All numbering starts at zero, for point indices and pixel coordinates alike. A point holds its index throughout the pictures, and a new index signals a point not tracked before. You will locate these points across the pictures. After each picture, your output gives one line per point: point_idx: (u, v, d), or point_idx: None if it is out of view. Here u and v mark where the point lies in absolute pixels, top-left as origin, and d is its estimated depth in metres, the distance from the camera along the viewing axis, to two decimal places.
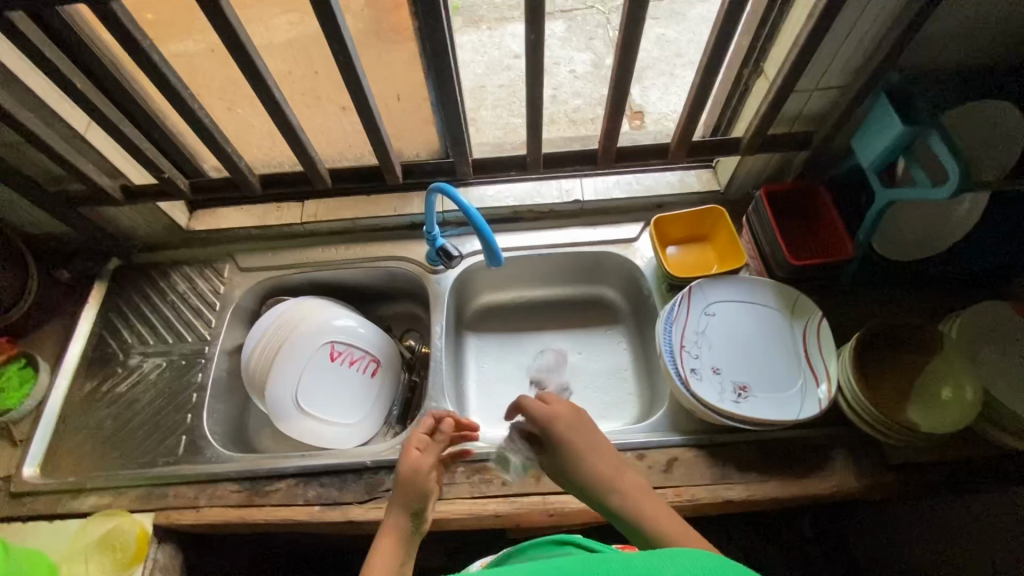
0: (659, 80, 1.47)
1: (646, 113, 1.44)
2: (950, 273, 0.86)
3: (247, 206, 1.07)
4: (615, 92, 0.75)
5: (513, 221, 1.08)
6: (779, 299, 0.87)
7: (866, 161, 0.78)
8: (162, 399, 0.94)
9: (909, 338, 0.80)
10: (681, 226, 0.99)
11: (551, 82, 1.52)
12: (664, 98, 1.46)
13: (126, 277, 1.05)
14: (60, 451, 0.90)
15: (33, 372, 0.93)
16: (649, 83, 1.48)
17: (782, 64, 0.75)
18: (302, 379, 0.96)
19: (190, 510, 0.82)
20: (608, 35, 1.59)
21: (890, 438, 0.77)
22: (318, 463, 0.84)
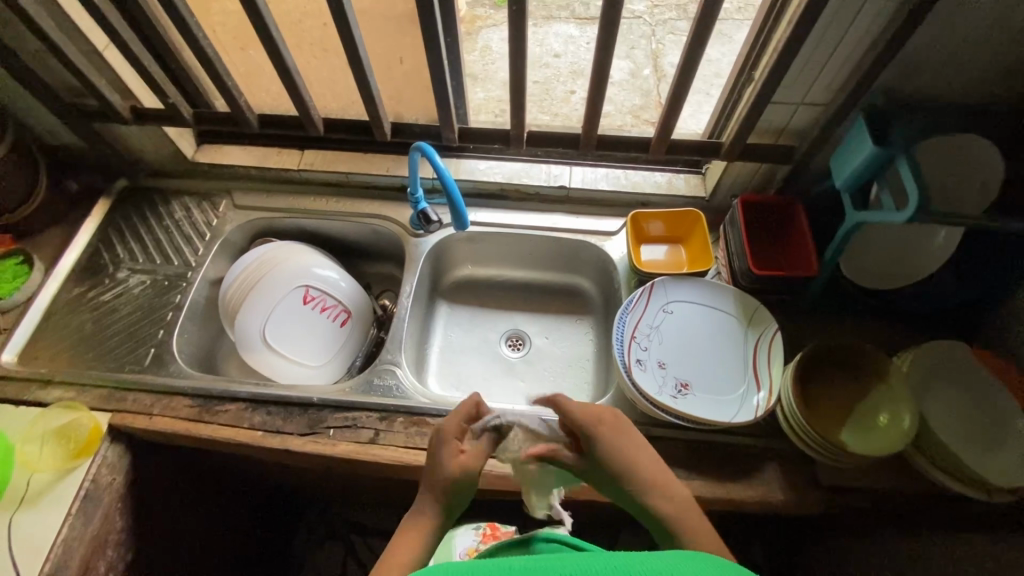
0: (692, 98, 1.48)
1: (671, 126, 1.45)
2: (916, 308, 0.85)
3: (250, 147, 1.12)
4: (599, 77, 0.77)
5: (501, 199, 1.10)
6: (737, 306, 0.88)
7: (841, 180, 0.79)
8: (139, 313, 0.99)
9: (858, 362, 0.80)
10: (657, 224, 0.99)
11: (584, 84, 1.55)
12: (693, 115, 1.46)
13: (130, 197, 1.12)
14: (39, 344, 0.96)
15: (28, 269, 1.00)
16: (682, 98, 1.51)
17: (765, 71, 0.77)
18: (272, 316, 1.00)
19: (143, 416, 0.87)
20: (649, 47, 1.61)
21: (820, 456, 0.77)
22: (268, 392, 0.88)
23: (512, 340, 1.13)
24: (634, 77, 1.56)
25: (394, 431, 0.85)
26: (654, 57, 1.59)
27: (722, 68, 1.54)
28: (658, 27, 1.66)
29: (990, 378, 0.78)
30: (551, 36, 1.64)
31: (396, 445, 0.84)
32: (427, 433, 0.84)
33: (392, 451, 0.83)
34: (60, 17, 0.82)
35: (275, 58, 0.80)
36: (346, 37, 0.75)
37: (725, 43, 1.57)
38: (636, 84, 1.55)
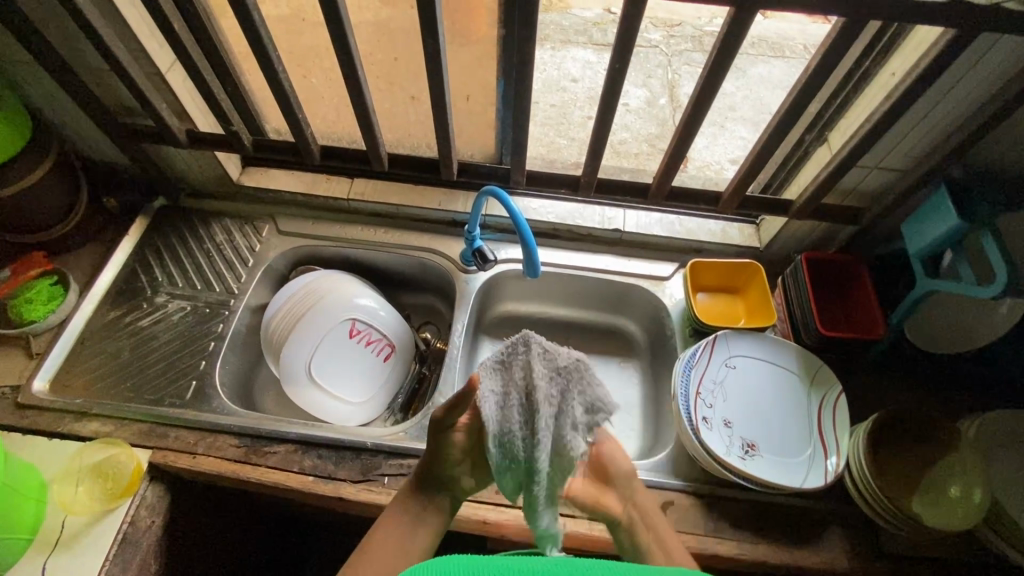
0: (709, 130, 1.45)
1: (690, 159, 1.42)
2: (975, 374, 0.86)
3: (299, 172, 1.10)
4: (683, 131, 0.77)
5: (551, 237, 1.09)
6: (801, 365, 0.87)
7: (914, 247, 0.79)
8: (179, 342, 0.95)
9: (926, 430, 0.80)
10: (716, 274, 0.99)
11: None
12: (711, 147, 1.43)
13: (168, 217, 1.08)
14: (72, 371, 0.91)
15: (63, 291, 0.95)
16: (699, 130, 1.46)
17: (849, 138, 0.77)
18: (318, 350, 0.97)
19: (187, 455, 0.83)
20: (666, 77, 1.61)
21: (886, 522, 0.76)
22: (319, 434, 0.85)
23: None
24: (651, 106, 1.55)
25: None
26: (671, 87, 1.59)
27: (736, 101, 1.52)
28: (674, 57, 1.67)
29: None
30: (570, 61, 1.64)
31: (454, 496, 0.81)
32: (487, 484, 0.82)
33: None
34: (130, 38, 0.79)
35: (356, 94, 0.78)
36: (435, 79, 0.74)
37: (740, 76, 1.57)
38: (653, 113, 1.55)
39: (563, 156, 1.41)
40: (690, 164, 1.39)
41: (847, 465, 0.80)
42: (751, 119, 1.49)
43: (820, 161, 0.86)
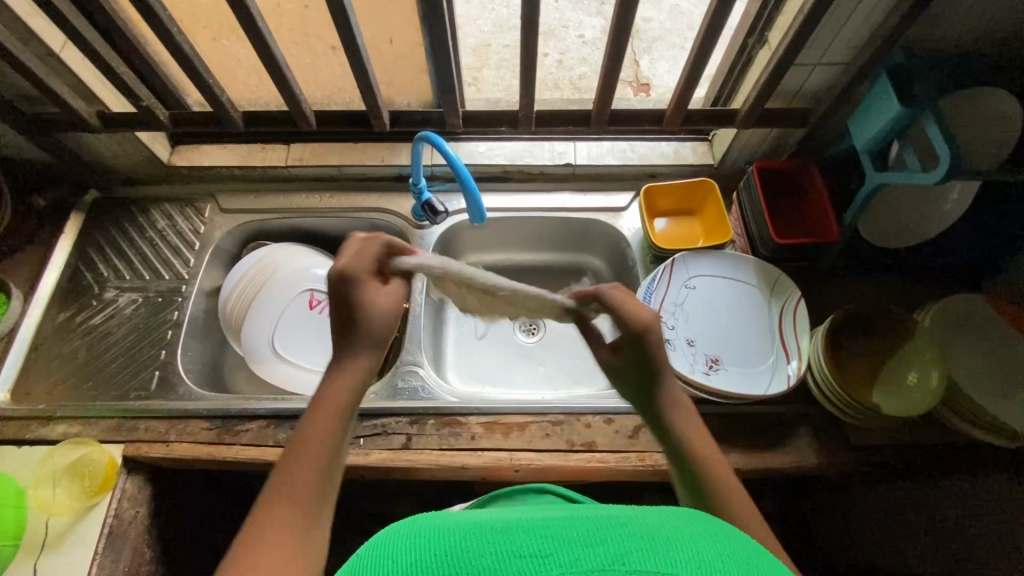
0: (669, 53, 1.40)
1: (653, 85, 1.37)
2: (934, 265, 0.86)
3: (232, 145, 1.04)
4: (613, 50, 0.73)
5: (502, 180, 1.06)
6: (760, 277, 0.88)
7: (861, 142, 0.77)
8: (136, 334, 0.93)
9: (883, 325, 0.81)
10: (671, 198, 0.97)
11: (559, 45, 1.46)
12: (672, 72, 1.39)
13: (105, 209, 1.03)
14: (32, 377, 0.90)
15: (5, 299, 0.92)
16: (658, 54, 1.40)
17: (786, 35, 0.74)
18: (278, 326, 0.95)
19: (160, 444, 0.83)
20: None
21: (848, 416, 0.79)
22: (290, 406, 0.85)
23: (527, 325, 1.10)
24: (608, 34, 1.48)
25: (426, 434, 0.83)
26: None
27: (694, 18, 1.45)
28: None
29: (1001, 321, 0.80)
30: None
31: (430, 448, 0.82)
32: (461, 432, 0.83)
33: (426, 454, 0.82)
34: (7, 16, 0.73)
35: (263, 52, 0.73)
36: (341, 23, 0.68)
37: None
38: None
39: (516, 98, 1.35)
40: (653, 91, 1.35)
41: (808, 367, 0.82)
42: None
43: (762, 64, 0.83)
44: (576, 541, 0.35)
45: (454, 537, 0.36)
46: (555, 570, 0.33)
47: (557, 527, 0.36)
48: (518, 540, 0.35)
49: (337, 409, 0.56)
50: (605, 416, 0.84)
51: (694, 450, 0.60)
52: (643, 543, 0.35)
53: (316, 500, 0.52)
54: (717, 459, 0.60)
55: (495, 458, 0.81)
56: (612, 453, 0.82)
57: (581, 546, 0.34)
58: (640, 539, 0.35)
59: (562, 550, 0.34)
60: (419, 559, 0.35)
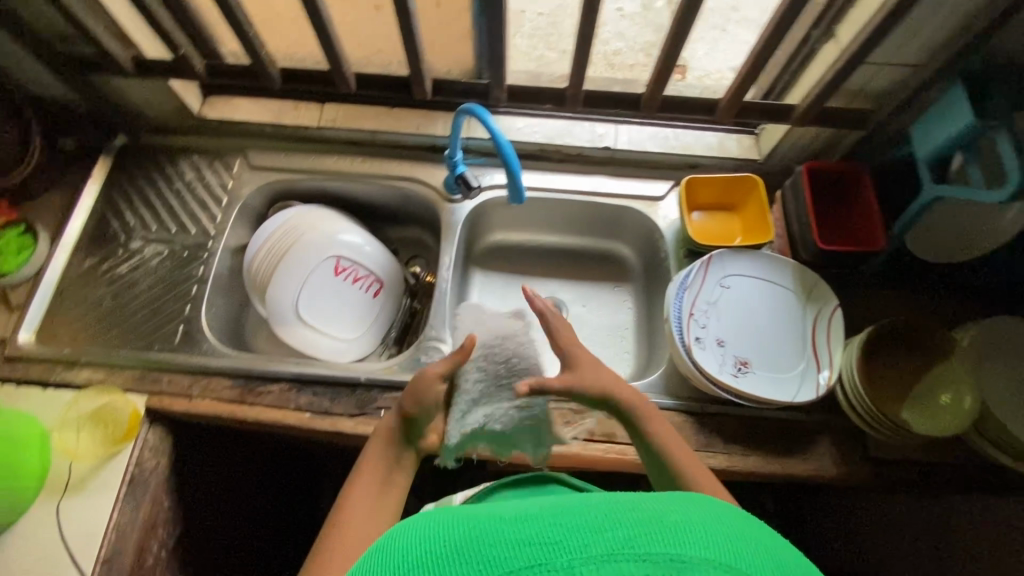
0: (709, 35, 1.34)
1: (689, 68, 1.31)
2: (978, 283, 0.84)
3: (264, 100, 1.02)
4: (676, 33, 0.69)
5: (538, 159, 1.02)
6: (797, 282, 0.86)
7: (924, 151, 0.74)
8: (162, 287, 0.93)
9: (922, 341, 0.79)
10: (712, 191, 0.94)
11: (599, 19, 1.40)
12: (711, 55, 1.33)
13: (132, 157, 1.02)
14: (57, 322, 0.90)
15: (32, 241, 0.91)
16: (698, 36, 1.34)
17: (860, 31, 0.70)
18: (304, 289, 0.95)
19: (183, 398, 0.83)
20: None
21: (874, 430, 0.78)
22: (313, 372, 0.85)
23: (549, 309, 1.09)
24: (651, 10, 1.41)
25: None
26: None
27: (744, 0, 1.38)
28: None
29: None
30: None
31: None
32: None
33: None
34: None
35: (310, 6, 0.70)
36: None
37: None
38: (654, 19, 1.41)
39: (552, 72, 1.30)
40: (691, 74, 1.30)
41: (839, 377, 0.81)
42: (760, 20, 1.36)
43: (828, 59, 0.79)
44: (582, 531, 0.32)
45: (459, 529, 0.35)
46: (564, 558, 0.31)
47: (567, 511, 0.34)
48: (524, 527, 0.33)
49: (386, 448, 0.69)
50: None
51: (635, 412, 0.71)
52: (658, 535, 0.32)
53: (377, 520, 0.64)
54: (657, 418, 0.72)
55: None
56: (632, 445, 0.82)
57: (591, 530, 0.32)
58: (652, 525, 0.32)
59: (571, 535, 0.32)
60: (427, 549, 0.34)
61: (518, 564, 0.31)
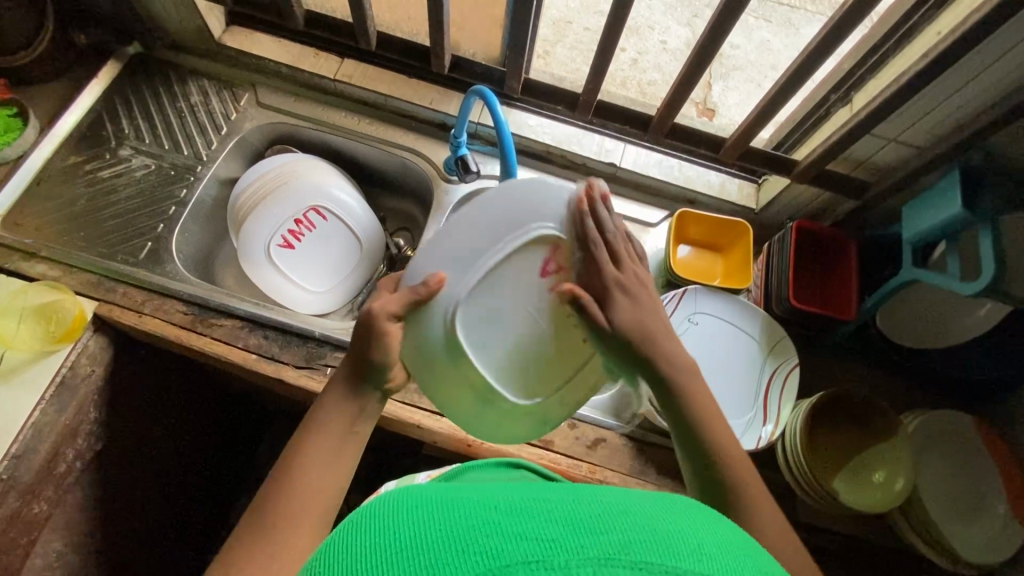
0: (743, 86, 1.28)
1: (717, 113, 1.26)
2: (944, 372, 0.83)
3: (286, 41, 1.00)
4: (694, 64, 0.72)
5: (543, 160, 1.01)
6: (763, 333, 0.86)
7: (909, 232, 0.75)
8: (141, 200, 0.92)
9: (870, 418, 0.79)
10: (705, 229, 0.94)
11: (638, 45, 1.34)
12: (741, 105, 1.27)
13: (144, 68, 1.01)
14: (28, 209, 0.89)
15: (21, 124, 0.90)
16: (732, 84, 1.29)
17: (873, 98, 0.71)
18: (486, 275, 0.52)
19: (132, 313, 0.82)
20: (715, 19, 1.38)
21: (807, 497, 0.78)
22: (270, 316, 0.84)
23: None
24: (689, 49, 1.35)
25: None
26: None
27: (780, 60, 1.32)
28: None
29: (981, 446, 0.80)
30: None
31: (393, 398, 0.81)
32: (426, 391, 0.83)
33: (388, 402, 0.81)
34: None
35: None
36: None
37: (790, 34, 1.35)
38: None
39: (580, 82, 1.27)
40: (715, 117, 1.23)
41: (782, 434, 0.81)
42: None
43: (837, 124, 0.80)
44: (517, 508, 0.31)
45: (411, 503, 0.34)
46: (558, 557, 0.27)
47: (562, 512, 0.30)
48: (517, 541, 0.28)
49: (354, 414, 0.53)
50: (569, 420, 0.83)
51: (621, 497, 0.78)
52: (594, 526, 0.29)
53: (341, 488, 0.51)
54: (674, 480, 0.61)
55: (452, 426, 0.81)
56: (566, 457, 0.81)
57: (587, 530, 0.29)
58: (646, 534, 0.29)
59: (569, 543, 0.28)
60: (400, 544, 0.30)
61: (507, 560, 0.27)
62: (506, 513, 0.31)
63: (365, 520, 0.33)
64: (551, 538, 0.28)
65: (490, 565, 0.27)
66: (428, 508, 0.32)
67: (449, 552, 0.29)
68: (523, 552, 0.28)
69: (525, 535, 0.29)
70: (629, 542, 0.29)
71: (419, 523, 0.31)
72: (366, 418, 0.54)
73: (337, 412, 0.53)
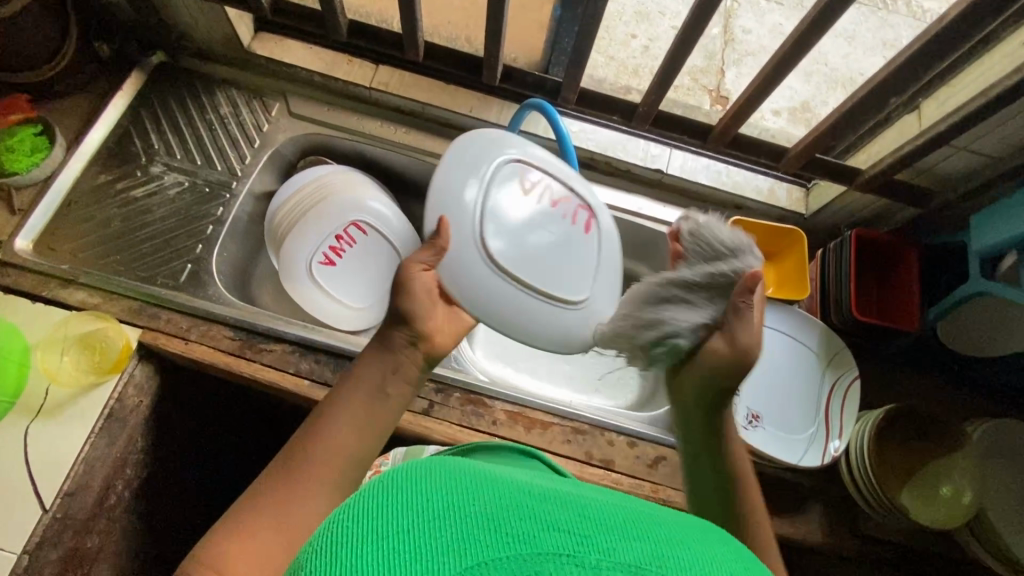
0: None
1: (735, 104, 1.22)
2: (998, 379, 0.83)
3: (320, 49, 0.96)
4: (767, 78, 0.69)
5: (587, 167, 0.98)
6: (823, 345, 0.84)
7: (978, 243, 0.74)
8: (177, 219, 0.89)
9: (933, 428, 0.78)
10: (756, 237, 0.92)
11: (650, 32, 1.30)
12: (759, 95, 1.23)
13: (168, 77, 0.96)
14: (61, 233, 0.85)
15: (48, 144, 0.86)
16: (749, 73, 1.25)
17: (954, 109, 0.68)
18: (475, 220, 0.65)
19: (179, 340, 0.80)
20: (729, 5, 1.34)
21: (872, 510, 0.77)
22: (318, 338, 0.81)
23: None
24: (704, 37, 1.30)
25: (448, 406, 0.81)
26: (727, 15, 1.32)
27: None
28: None
29: None
30: None
31: (450, 421, 0.80)
32: (483, 413, 0.81)
33: (445, 426, 0.79)
34: None
35: None
36: None
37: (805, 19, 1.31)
38: (706, 46, 1.29)
39: (606, 78, 1.23)
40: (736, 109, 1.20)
41: (845, 448, 0.80)
42: (806, 68, 1.26)
43: (904, 131, 0.77)
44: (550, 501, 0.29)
45: (431, 470, 0.32)
46: (593, 555, 0.26)
47: (595, 511, 0.29)
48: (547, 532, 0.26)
49: (375, 373, 0.57)
50: (630, 439, 0.81)
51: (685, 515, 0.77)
52: (626, 531, 0.28)
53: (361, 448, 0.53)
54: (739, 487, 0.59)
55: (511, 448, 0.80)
56: (628, 476, 0.80)
57: (620, 534, 0.27)
58: (681, 549, 0.28)
59: (600, 539, 0.27)
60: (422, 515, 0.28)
61: (546, 550, 0.25)
62: (538, 501, 0.29)
63: (390, 479, 0.31)
64: (584, 534, 0.27)
65: (521, 551, 0.25)
66: (458, 482, 0.30)
67: (476, 525, 0.26)
68: (556, 542, 0.26)
69: (556, 526, 0.27)
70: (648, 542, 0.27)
71: (442, 486, 0.29)
72: (397, 379, 0.58)
73: (373, 371, 0.57)
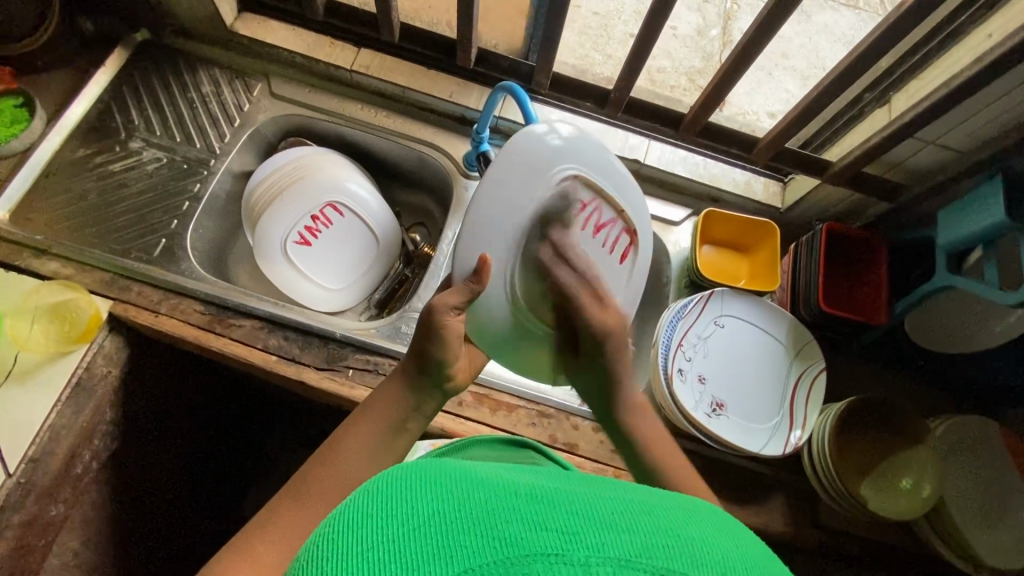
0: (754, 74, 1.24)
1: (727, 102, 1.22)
2: (967, 377, 0.83)
3: (302, 30, 0.97)
4: (734, 65, 0.69)
5: None
6: (790, 336, 0.85)
7: (945, 237, 0.74)
8: (153, 194, 0.89)
9: (897, 421, 0.79)
10: (730, 228, 0.92)
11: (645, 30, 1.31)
12: (751, 94, 1.23)
13: (152, 55, 0.97)
14: (37, 204, 0.86)
15: (27, 115, 0.86)
16: None
17: (919, 101, 0.69)
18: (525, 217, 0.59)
19: (148, 312, 0.80)
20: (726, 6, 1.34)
21: (831, 498, 0.78)
22: (288, 316, 0.82)
23: None
24: (700, 36, 1.30)
25: None
26: (726, 17, 1.32)
27: (791, 48, 1.27)
28: None
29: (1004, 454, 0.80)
30: None
31: None
32: None
33: None
34: None
35: None
36: None
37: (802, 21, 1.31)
38: (701, 45, 1.30)
39: (595, 72, 1.23)
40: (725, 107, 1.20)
41: (809, 438, 0.81)
42: (803, 71, 1.26)
43: (874, 124, 0.77)
44: (541, 496, 0.26)
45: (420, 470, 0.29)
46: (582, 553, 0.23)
47: (587, 503, 0.26)
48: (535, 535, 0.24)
49: (386, 400, 0.59)
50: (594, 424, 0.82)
51: None
52: (617, 522, 0.25)
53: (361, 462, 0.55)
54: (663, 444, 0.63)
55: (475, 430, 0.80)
56: (591, 460, 0.80)
57: (610, 526, 0.25)
58: (678, 541, 0.25)
59: (592, 537, 0.24)
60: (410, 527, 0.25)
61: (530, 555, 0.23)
62: (528, 499, 0.26)
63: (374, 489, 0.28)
64: (573, 531, 0.24)
65: (507, 557, 0.23)
66: (444, 479, 0.27)
67: (463, 532, 0.24)
68: (544, 542, 0.24)
69: (545, 526, 0.24)
70: (646, 539, 0.24)
71: (429, 491, 0.27)
72: (419, 416, 0.60)
73: (387, 398, 0.59)
